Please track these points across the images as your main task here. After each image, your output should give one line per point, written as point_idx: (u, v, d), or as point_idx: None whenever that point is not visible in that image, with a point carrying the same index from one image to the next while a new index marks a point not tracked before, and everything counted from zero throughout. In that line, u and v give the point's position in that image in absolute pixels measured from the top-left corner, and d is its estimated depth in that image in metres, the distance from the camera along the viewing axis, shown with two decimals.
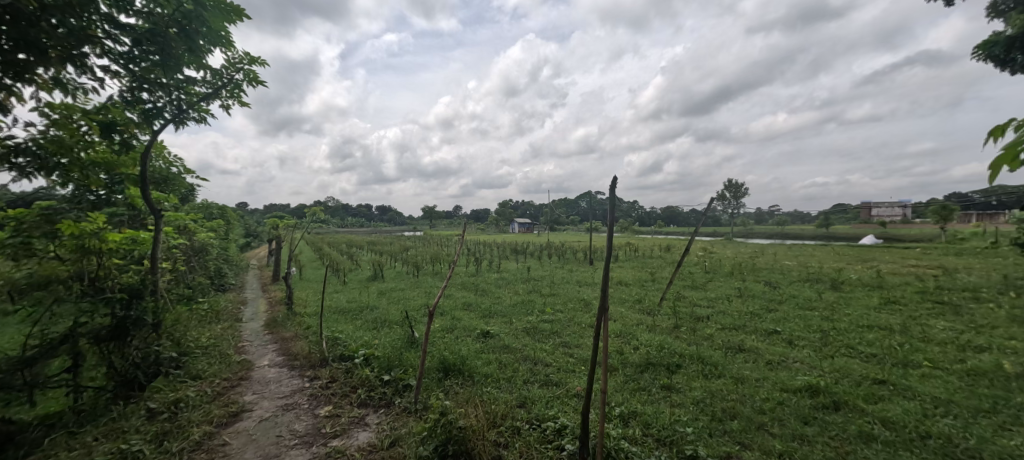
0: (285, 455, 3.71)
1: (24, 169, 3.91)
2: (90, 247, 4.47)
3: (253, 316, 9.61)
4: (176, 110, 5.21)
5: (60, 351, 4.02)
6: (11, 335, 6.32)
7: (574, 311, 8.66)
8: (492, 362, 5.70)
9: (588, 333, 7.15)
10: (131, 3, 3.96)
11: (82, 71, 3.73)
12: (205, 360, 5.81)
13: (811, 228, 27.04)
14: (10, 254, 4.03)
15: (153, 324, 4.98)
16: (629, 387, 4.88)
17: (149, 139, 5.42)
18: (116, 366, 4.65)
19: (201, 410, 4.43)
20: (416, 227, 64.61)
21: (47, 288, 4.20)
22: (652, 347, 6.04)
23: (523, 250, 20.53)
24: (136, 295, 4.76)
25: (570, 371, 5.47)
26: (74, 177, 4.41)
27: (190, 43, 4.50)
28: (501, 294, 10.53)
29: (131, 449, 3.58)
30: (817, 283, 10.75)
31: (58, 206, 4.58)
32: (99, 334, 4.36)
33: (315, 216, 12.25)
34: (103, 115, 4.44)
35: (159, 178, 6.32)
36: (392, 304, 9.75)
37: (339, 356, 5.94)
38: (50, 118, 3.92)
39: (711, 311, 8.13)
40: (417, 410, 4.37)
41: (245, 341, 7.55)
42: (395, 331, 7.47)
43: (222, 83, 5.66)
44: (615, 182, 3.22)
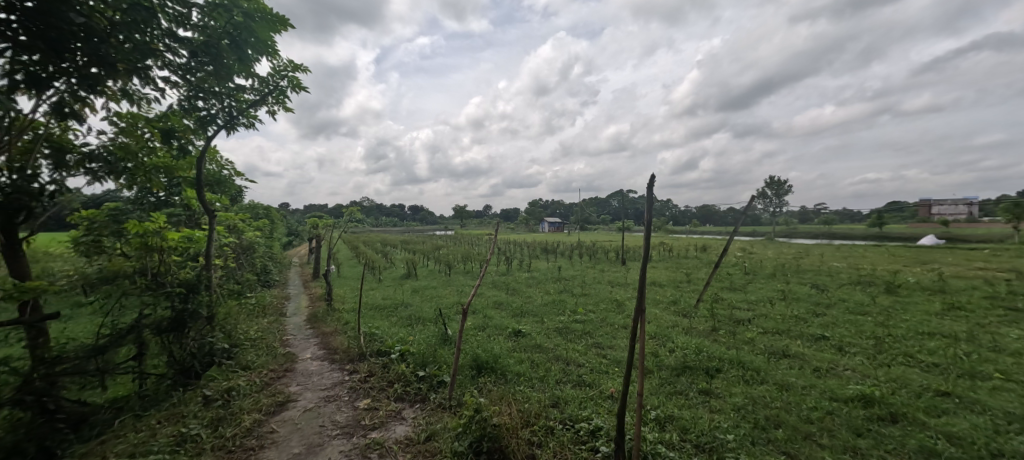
0: (327, 444, 3.86)
1: (96, 174, 4.33)
2: (152, 245, 4.83)
3: (295, 311, 10.07)
4: (227, 116, 5.54)
5: (127, 340, 4.38)
6: (85, 325, 6.91)
7: (607, 311, 8.53)
8: (525, 361, 5.72)
9: (621, 334, 7.02)
10: (188, 18, 4.23)
11: (145, 82, 4.06)
12: (253, 351, 6.16)
13: (862, 228, 25.41)
14: (83, 251, 4.56)
15: (207, 317, 5.31)
16: (666, 391, 4.76)
17: (204, 144, 5.79)
18: (175, 355, 5.01)
19: (251, 398, 4.70)
20: (448, 226, 65.50)
21: (114, 282, 4.54)
22: (689, 350, 5.87)
23: (553, 249, 20.41)
24: (192, 290, 5.08)
25: (603, 372, 5.39)
26: (138, 180, 4.78)
27: (239, 53, 4.76)
28: (532, 294, 10.51)
29: (190, 433, 3.85)
30: (869, 286, 10.08)
31: (124, 208, 5.02)
32: (161, 325, 4.74)
33: (352, 216, 12.67)
34: (164, 123, 4.80)
35: (212, 180, 6.74)
36: (425, 302, 9.95)
37: (376, 351, 6.13)
38: (119, 126, 4.31)
39: (752, 314, 7.80)
40: (451, 407, 4.46)
41: (289, 334, 7.93)
42: (429, 328, 7.63)
43: (268, 90, 5.97)
44: (652, 180, 3.14)
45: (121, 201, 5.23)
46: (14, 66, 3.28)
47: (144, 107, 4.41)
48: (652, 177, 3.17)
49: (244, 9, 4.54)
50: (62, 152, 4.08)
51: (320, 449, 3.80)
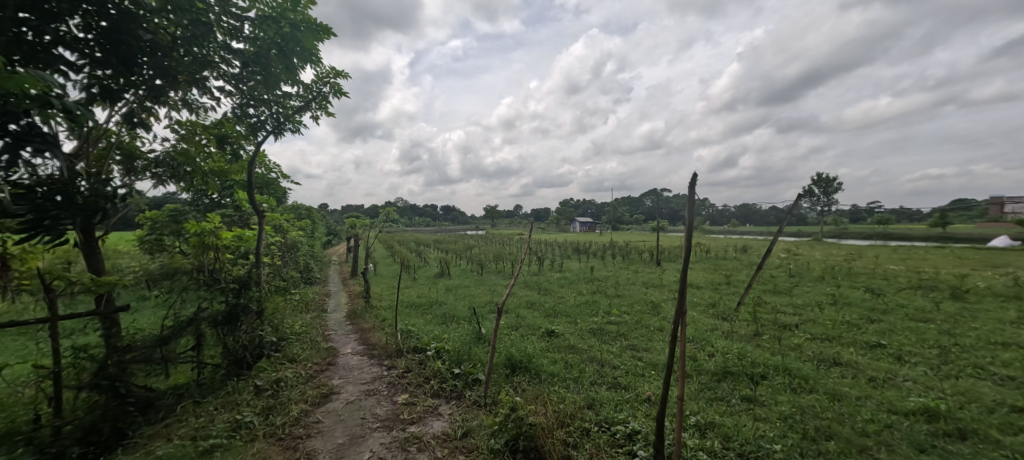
0: (369, 436, 4.01)
1: (160, 178, 4.70)
2: (208, 243, 5.11)
3: (335, 308, 10.48)
4: (276, 122, 5.86)
5: (187, 331, 4.73)
6: (148, 317, 7.48)
7: (642, 313, 8.35)
8: (558, 362, 5.70)
9: (657, 337, 6.86)
10: (241, 30, 4.51)
11: (202, 92, 4.37)
12: (298, 345, 6.47)
13: (923, 228, 23.58)
14: (147, 249, 5.01)
15: (258, 312, 5.55)
16: (706, 397, 4.61)
17: (255, 149, 6.13)
18: (229, 346, 5.31)
19: (298, 389, 4.94)
20: (480, 226, 66.07)
21: (174, 277, 4.94)
22: (729, 355, 5.65)
23: (585, 250, 20.20)
24: (245, 285, 5.32)
25: (639, 375, 5.30)
26: (195, 183, 5.13)
27: (286, 62, 5.03)
28: (565, 294, 10.45)
29: (244, 420, 4.09)
30: (932, 291, 9.35)
31: (182, 209, 5.40)
32: (217, 318, 5.05)
33: (388, 216, 13.05)
34: (219, 129, 5.14)
35: (261, 183, 7.13)
36: (459, 300, 10.11)
37: (413, 347, 6.29)
38: (180, 134, 4.67)
39: (799, 319, 7.41)
40: (487, 404, 4.51)
41: (331, 330, 8.27)
42: (463, 326, 7.75)
43: (312, 96, 6.25)
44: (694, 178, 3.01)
45: (179, 201, 5.62)
46: (91, 80, 3.59)
47: (201, 115, 4.75)
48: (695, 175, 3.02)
49: (292, 20, 4.79)
50: (131, 158, 4.46)
51: (363, 440, 3.94)
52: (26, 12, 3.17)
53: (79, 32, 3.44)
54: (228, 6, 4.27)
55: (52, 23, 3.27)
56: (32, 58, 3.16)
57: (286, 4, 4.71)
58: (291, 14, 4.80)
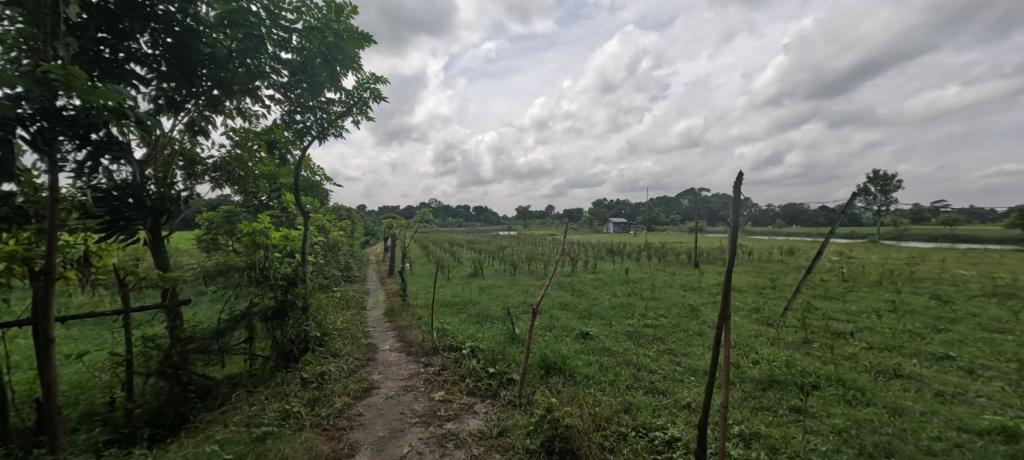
0: (408, 431, 4.12)
1: (218, 181, 5.04)
2: (259, 242, 5.40)
3: (374, 305, 10.83)
4: (320, 128, 6.13)
5: (240, 325, 5.05)
6: (205, 311, 8.01)
7: (680, 317, 8.11)
8: (593, 364, 5.64)
9: (697, 341, 6.64)
10: (289, 41, 4.77)
11: (255, 100, 4.67)
12: (340, 340, 6.74)
13: (997, 230, 21.52)
14: (204, 247, 5.34)
15: (304, 308, 5.88)
16: (751, 406, 4.41)
17: (301, 153, 6.44)
18: (277, 340, 5.61)
19: (341, 383, 5.15)
20: (512, 227, 66.41)
21: (228, 274, 5.23)
22: (776, 363, 5.37)
23: (620, 250, 19.86)
24: (292, 282, 5.65)
25: (678, 380, 5.15)
26: (247, 186, 5.48)
27: (330, 70, 5.26)
28: (599, 296, 10.30)
29: (293, 410, 4.31)
30: (1008, 299, 8.51)
31: (235, 209, 5.74)
32: (267, 313, 5.38)
33: (423, 216, 13.34)
34: (269, 135, 5.47)
35: (306, 185, 7.48)
36: (492, 300, 10.20)
37: (448, 346, 6.41)
38: (234, 140, 5.01)
39: (853, 327, 6.95)
40: (522, 404, 4.52)
41: (370, 326, 8.56)
42: (497, 326, 7.81)
43: (353, 102, 6.51)
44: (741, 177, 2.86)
45: (233, 202, 5.96)
46: (158, 92, 3.92)
47: (253, 122, 5.08)
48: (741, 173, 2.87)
49: (336, 30, 5.03)
50: (192, 163, 4.83)
51: (402, 434, 4.05)
52: (105, 32, 3.49)
53: (149, 48, 3.75)
54: (278, 19, 4.53)
55: (125, 41, 3.58)
56: (108, 74, 3.50)
57: (330, 15, 4.93)
58: (335, 24, 5.04)
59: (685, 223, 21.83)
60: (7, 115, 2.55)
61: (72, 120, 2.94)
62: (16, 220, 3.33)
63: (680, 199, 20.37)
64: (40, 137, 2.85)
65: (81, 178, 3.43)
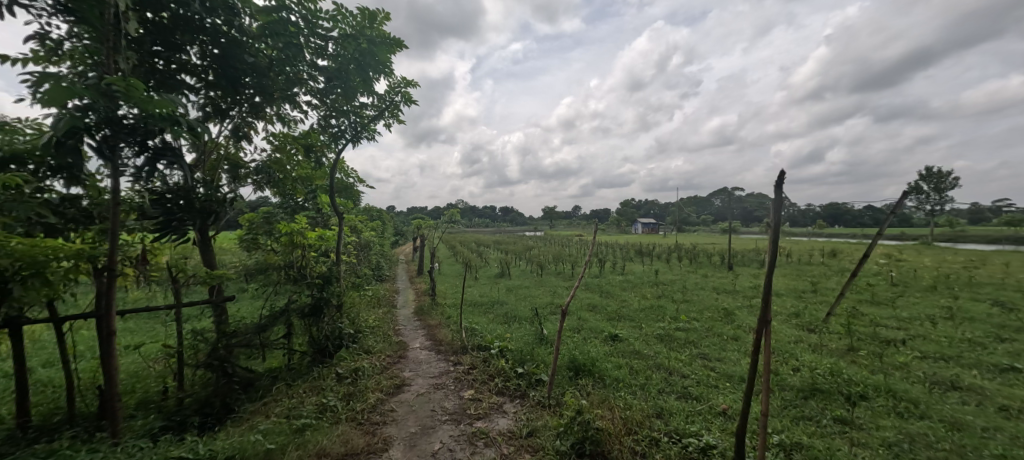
0: (439, 428, 4.18)
1: (259, 184, 5.29)
2: (297, 242, 5.63)
3: (404, 304, 11.05)
4: (354, 131, 6.32)
5: (279, 321, 5.28)
6: (246, 307, 8.40)
7: (713, 321, 7.86)
8: (623, 367, 5.55)
9: (731, 346, 6.42)
10: (324, 49, 4.95)
11: (293, 106, 4.95)
12: (373, 338, 6.93)
13: None
14: (245, 246, 5.60)
15: (338, 306, 6.08)
16: (792, 415, 4.22)
17: (335, 156, 6.66)
18: (314, 336, 5.82)
19: (374, 379, 5.28)
20: (538, 227, 66.33)
21: (267, 272, 5.47)
22: (819, 370, 5.10)
23: (649, 252, 19.46)
24: (328, 281, 5.85)
25: (712, 386, 4.99)
26: (286, 188, 5.71)
27: (363, 75, 5.43)
28: (628, 298, 10.13)
29: (329, 404, 4.46)
30: None
31: (273, 211, 6.00)
32: (304, 310, 5.59)
33: (451, 217, 13.51)
34: (306, 139, 5.69)
35: (340, 187, 7.72)
36: (520, 301, 10.21)
37: (477, 345, 6.48)
38: (274, 145, 5.26)
39: (904, 334, 6.54)
40: (551, 405, 4.51)
41: (400, 324, 8.75)
42: (525, 326, 7.82)
43: (385, 105, 6.68)
44: (783, 176, 2.74)
45: (272, 204, 6.21)
46: (206, 100, 4.19)
47: (292, 128, 5.31)
48: (784, 172, 2.75)
49: (369, 36, 5.18)
50: (236, 167, 5.11)
51: (433, 431, 4.12)
52: (159, 44, 3.72)
53: (198, 59, 3.98)
54: (315, 28, 4.71)
55: (177, 53, 3.81)
56: (162, 84, 3.74)
57: (364, 22, 5.08)
58: (369, 30, 5.18)
59: (718, 224, 21.17)
60: (75, 124, 2.78)
61: (132, 128, 3.14)
62: (81, 221, 3.62)
63: (713, 199, 19.77)
64: (105, 144, 3.07)
65: (140, 182, 3.68)
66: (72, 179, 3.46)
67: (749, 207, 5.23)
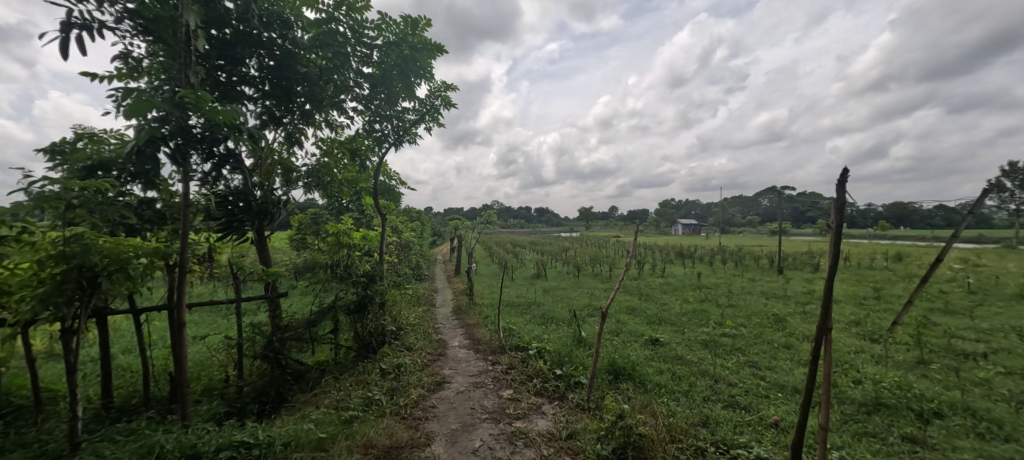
0: (478, 426, 4.23)
1: (309, 186, 5.57)
2: (343, 241, 5.88)
3: (442, 303, 11.27)
4: (397, 135, 6.53)
5: (327, 317, 5.55)
6: (296, 303, 8.86)
7: (762, 327, 7.46)
8: (665, 372, 5.39)
9: (784, 355, 6.06)
10: (369, 57, 5.16)
11: (340, 112, 5.20)
12: (414, 335, 7.12)
13: None
14: (295, 245, 5.90)
15: (381, 304, 6.29)
16: (853, 431, 3.94)
17: (379, 159, 6.91)
18: (359, 332, 6.06)
19: (416, 375, 5.42)
20: (575, 229, 65.72)
21: (314, 270, 5.74)
22: (885, 384, 4.72)
23: (691, 253, 18.77)
24: (372, 279, 6.07)
25: (762, 396, 4.74)
26: (333, 190, 5.99)
27: (405, 80, 5.61)
28: (669, 301, 9.83)
29: (374, 398, 4.62)
30: None
31: (321, 212, 6.29)
32: (350, 307, 5.84)
33: (488, 217, 13.63)
34: (352, 144, 5.95)
35: (383, 189, 7.99)
36: (557, 302, 10.15)
37: (515, 345, 6.50)
38: (322, 149, 5.54)
39: (985, 347, 5.93)
40: (590, 409, 4.45)
41: (439, 323, 8.93)
42: (563, 328, 7.76)
43: (426, 110, 6.85)
44: (846, 173, 2.55)
45: (320, 205, 6.51)
46: (263, 109, 4.45)
47: (339, 133, 5.56)
48: (847, 170, 2.57)
49: (411, 43, 5.34)
50: (288, 171, 5.40)
51: (473, 429, 4.18)
52: (222, 59, 4.00)
53: (255, 71, 4.25)
54: (361, 37, 4.93)
55: (238, 66, 4.10)
56: (225, 95, 4.03)
57: (406, 29, 5.25)
58: (411, 37, 5.36)
59: (766, 225, 20.09)
60: (153, 134, 3.05)
61: (200, 137, 3.38)
62: (156, 222, 3.97)
63: (760, 199, 18.77)
64: (178, 152, 3.34)
65: (206, 186, 3.98)
66: (147, 184, 3.78)
67: (802, 208, 4.92)
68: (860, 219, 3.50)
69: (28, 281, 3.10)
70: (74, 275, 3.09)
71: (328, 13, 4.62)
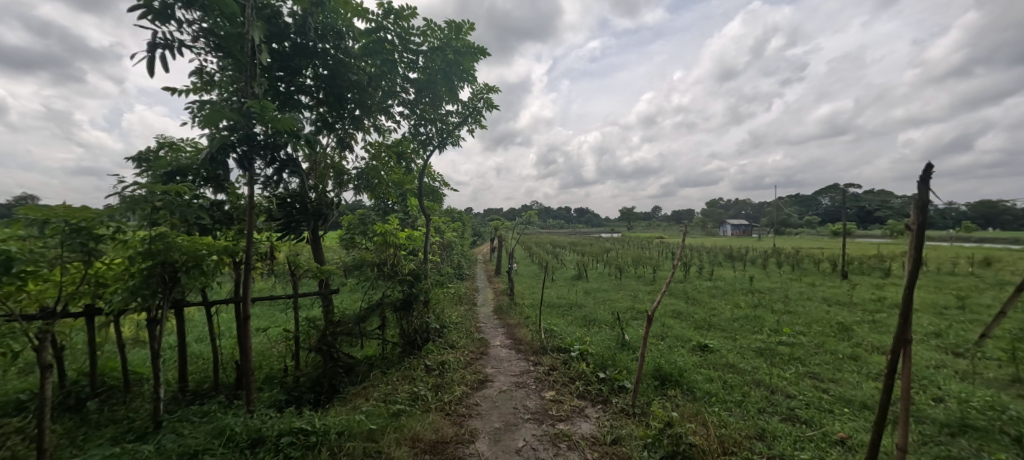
0: (522, 426, 4.24)
1: (358, 188, 5.81)
2: (391, 241, 6.09)
3: (484, 303, 11.41)
4: (441, 138, 6.68)
5: (375, 313, 5.77)
6: (346, 299, 9.31)
7: (824, 336, 6.95)
8: (715, 380, 5.14)
9: (849, 367, 5.62)
10: (415, 63, 5.32)
11: (387, 117, 5.41)
12: (457, 333, 7.25)
13: None
14: (345, 244, 6.18)
15: (425, 302, 6.45)
16: (933, 454, 3.58)
17: (424, 161, 7.09)
18: (404, 329, 6.27)
19: (459, 373, 5.51)
20: (616, 229, 64.43)
21: (362, 269, 5.96)
22: (973, 404, 4.24)
23: (741, 256, 17.84)
24: (417, 278, 6.24)
25: (826, 411, 4.41)
26: (381, 192, 6.20)
27: (449, 84, 5.72)
28: (718, 306, 9.38)
29: (420, 394, 4.75)
30: None
31: (368, 212, 6.54)
32: (396, 304, 6.05)
33: (529, 218, 13.63)
34: (398, 147, 6.16)
35: (428, 190, 8.21)
36: (598, 304, 9.98)
37: (557, 347, 6.45)
38: (371, 153, 5.79)
39: None
40: (636, 415, 4.34)
41: (481, 322, 9.04)
42: (605, 331, 7.61)
43: (469, 112, 6.96)
44: (930, 170, 2.32)
45: (368, 206, 6.77)
46: (318, 116, 4.68)
47: (385, 137, 5.79)
48: (931, 165, 2.33)
49: (455, 47, 5.46)
50: (340, 174, 5.66)
51: (516, 428, 4.19)
52: (282, 70, 4.26)
53: (312, 80, 4.49)
54: (408, 44, 5.09)
55: (296, 77, 4.36)
56: (285, 104, 4.30)
57: (450, 34, 5.36)
58: (455, 42, 5.46)
59: (826, 226, 18.71)
60: (224, 142, 3.30)
61: (264, 144, 3.62)
62: (225, 222, 4.31)
63: (821, 198, 17.48)
64: (244, 158, 3.59)
65: (268, 189, 4.26)
66: (218, 187, 4.15)
67: (870, 207, 4.53)
68: (941, 223, 3.18)
69: (121, 275, 3.51)
70: (158, 270, 3.45)
71: (378, 22, 4.81)
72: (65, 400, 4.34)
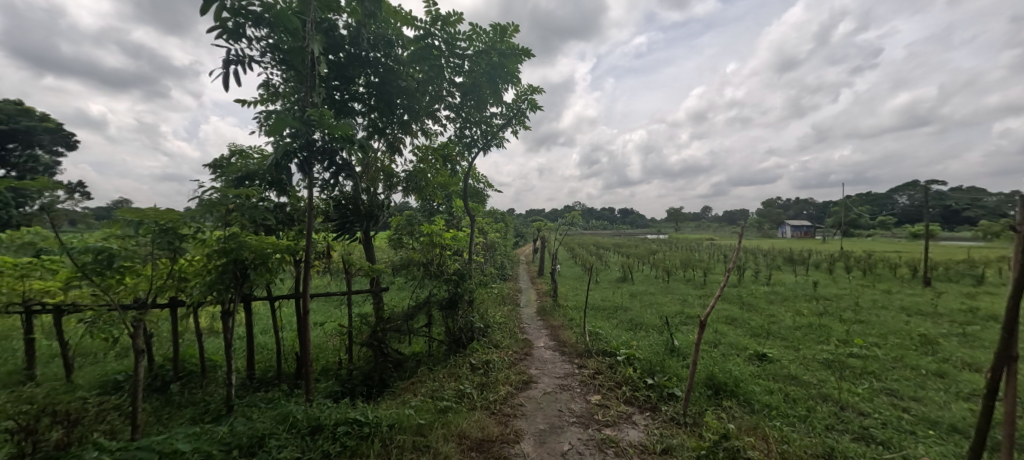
0: (567, 429, 4.19)
1: (405, 189, 6.00)
2: (437, 242, 6.23)
3: (527, 304, 11.42)
4: (484, 140, 6.75)
5: (422, 311, 5.93)
6: (395, 297, 9.66)
7: (901, 349, 6.33)
8: (776, 393, 4.81)
9: (933, 384, 5.07)
10: (460, 67, 5.42)
11: (434, 121, 5.56)
12: (500, 333, 7.29)
13: None
14: (394, 244, 6.40)
15: (469, 302, 6.54)
16: None
17: (469, 163, 7.20)
18: (450, 327, 6.40)
19: (503, 372, 5.55)
20: (664, 231, 62.25)
21: (409, 268, 6.12)
22: None
23: (802, 259, 16.63)
24: (462, 277, 6.34)
25: (905, 432, 4.01)
26: (428, 193, 6.35)
27: (493, 86, 5.78)
28: (776, 312, 8.80)
29: (466, 392, 4.83)
30: None
31: (416, 213, 6.73)
32: (442, 303, 6.20)
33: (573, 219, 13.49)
34: (444, 150, 6.30)
35: (472, 192, 8.34)
36: (645, 308, 9.68)
37: (602, 350, 6.33)
38: (419, 156, 5.96)
39: None
40: (687, 424, 4.16)
41: (525, 323, 9.05)
42: (653, 335, 7.37)
43: (513, 113, 6.99)
44: None
45: (415, 208, 6.98)
46: (370, 122, 4.88)
47: (432, 140, 5.93)
48: None
49: (499, 50, 5.50)
50: (390, 176, 5.86)
51: (561, 431, 4.15)
52: (338, 79, 4.47)
53: (364, 88, 4.70)
54: (454, 49, 5.20)
55: (350, 85, 4.57)
56: (340, 112, 4.52)
57: (495, 37, 5.41)
58: (499, 44, 5.50)
59: (905, 228, 16.97)
60: (287, 149, 3.53)
61: (321, 149, 3.83)
62: (287, 222, 4.60)
63: (899, 197, 15.92)
64: (303, 163, 3.81)
65: (324, 191, 4.50)
66: (281, 191, 4.44)
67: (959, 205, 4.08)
68: None
69: (200, 270, 3.83)
70: (231, 266, 3.72)
71: (425, 29, 4.96)
72: (153, 382, 4.85)
